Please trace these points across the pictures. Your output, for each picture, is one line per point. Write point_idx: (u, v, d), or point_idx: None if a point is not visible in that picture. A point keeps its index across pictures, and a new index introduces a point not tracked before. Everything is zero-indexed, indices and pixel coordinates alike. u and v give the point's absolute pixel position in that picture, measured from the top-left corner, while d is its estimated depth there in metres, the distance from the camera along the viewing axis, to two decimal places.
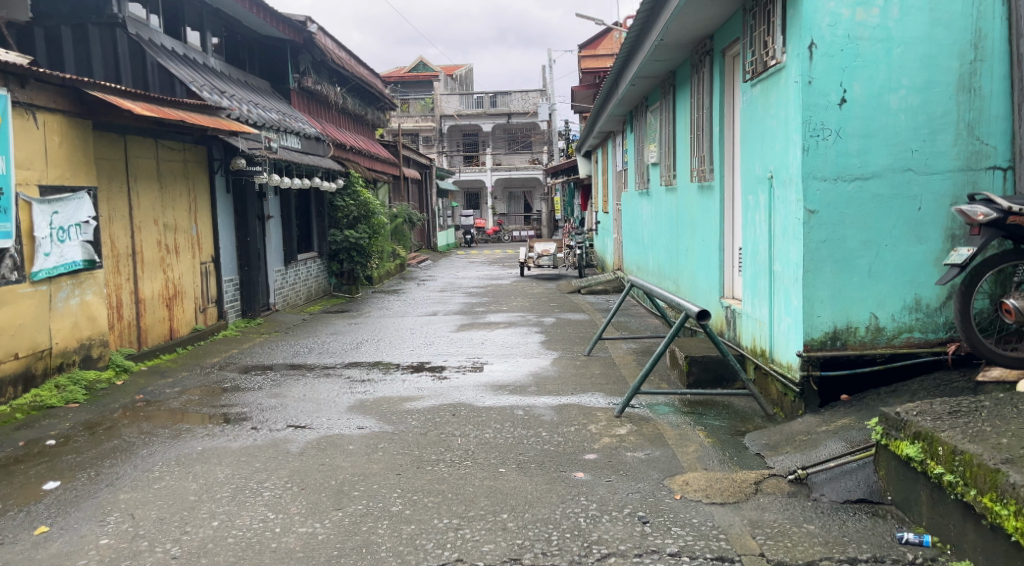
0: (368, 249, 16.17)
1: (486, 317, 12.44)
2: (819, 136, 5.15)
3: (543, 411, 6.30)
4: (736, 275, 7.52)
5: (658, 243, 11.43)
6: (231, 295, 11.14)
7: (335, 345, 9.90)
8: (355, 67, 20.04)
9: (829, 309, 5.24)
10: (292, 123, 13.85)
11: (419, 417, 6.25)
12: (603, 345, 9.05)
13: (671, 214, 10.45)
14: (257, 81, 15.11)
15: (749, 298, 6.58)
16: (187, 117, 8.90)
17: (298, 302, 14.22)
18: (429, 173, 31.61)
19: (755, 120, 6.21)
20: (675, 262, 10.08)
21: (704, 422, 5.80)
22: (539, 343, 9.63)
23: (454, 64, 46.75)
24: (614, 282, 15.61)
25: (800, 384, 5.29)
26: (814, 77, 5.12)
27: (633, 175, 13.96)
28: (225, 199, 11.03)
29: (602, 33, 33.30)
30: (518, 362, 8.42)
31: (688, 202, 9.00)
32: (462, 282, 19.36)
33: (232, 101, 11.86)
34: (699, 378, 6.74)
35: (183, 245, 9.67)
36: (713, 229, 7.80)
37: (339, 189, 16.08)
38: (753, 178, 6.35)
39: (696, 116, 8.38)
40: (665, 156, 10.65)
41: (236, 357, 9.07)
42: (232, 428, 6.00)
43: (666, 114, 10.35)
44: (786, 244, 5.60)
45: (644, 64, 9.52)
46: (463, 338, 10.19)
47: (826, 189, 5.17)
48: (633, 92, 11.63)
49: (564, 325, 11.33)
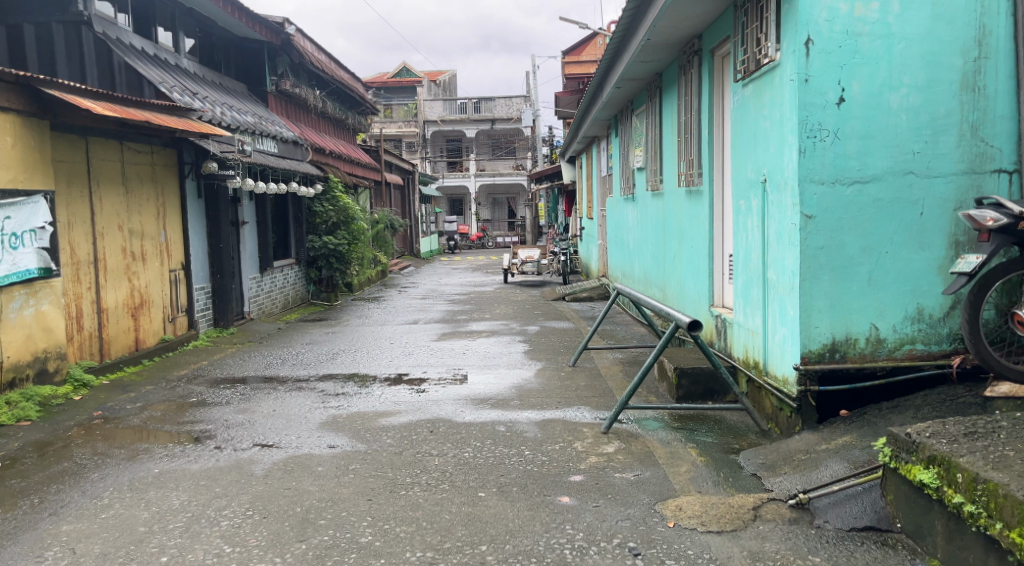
0: (347, 256, 15.86)
1: (468, 326, 12.08)
2: (816, 137, 4.84)
3: (526, 427, 5.96)
4: (726, 283, 7.21)
5: (644, 250, 11.13)
6: (203, 304, 10.75)
7: (310, 356, 9.52)
8: (335, 70, 19.68)
9: (827, 320, 4.93)
10: (268, 127, 13.49)
11: (394, 435, 5.89)
12: (588, 356, 8.72)
13: (657, 220, 10.14)
14: (233, 84, 14.72)
15: (741, 307, 6.27)
16: (153, 119, 8.55)
17: (274, 310, 13.85)
18: (412, 178, 31.26)
19: (747, 121, 5.90)
20: (662, 268, 9.77)
21: (696, 439, 5.48)
22: (522, 353, 9.29)
23: (438, 70, 46.62)
24: (599, 289, 15.29)
25: (797, 398, 4.97)
26: (810, 75, 4.81)
27: (618, 180, 13.65)
28: (197, 204, 10.64)
29: (586, 39, 33.11)
30: (500, 373, 8.08)
31: (676, 207, 8.70)
32: (445, 289, 18.99)
33: (204, 103, 11.46)
34: (690, 391, 6.43)
35: (151, 253, 9.32)
36: (702, 235, 7.50)
37: (317, 195, 15.72)
38: (745, 181, 6.04)
39: (684, 119, 8.08)
40: (651, 160, 10.36)
41: (204, 370, 8.68)
42: (194, 448, 5.64)
43: (652, 117, 10.06)
44: (781, 250, 5.29)
45: (629, 66, 9.23)
46: (444, 348, 9.83)
47: (824, 192, 4.86)
48: (618, 94, 11.35)
49: (548, 334, 10.99)
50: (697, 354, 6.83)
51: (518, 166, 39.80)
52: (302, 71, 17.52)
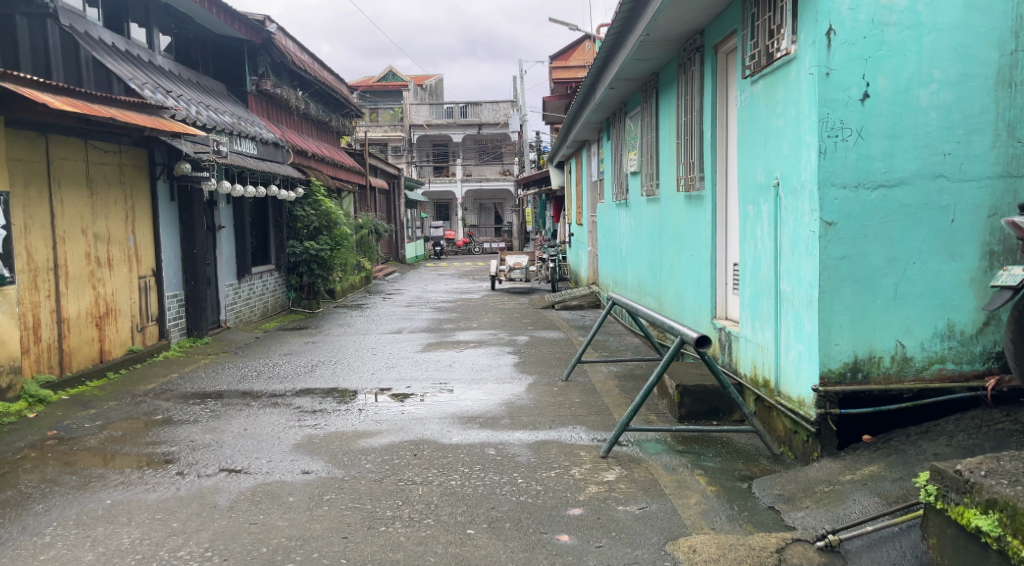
0: (329, 262, 15.34)
1: (454, 336, 11.61)
2: (838, 137, 4.41)
3: (517, 450, 5.50)
4: (730, 293, 6.78)
5: (638, 258, 10.69)
6: (175, 312, 10.23)
7: (287, 368, 9.01)
8: (319, 71, 19.21)
9: (849, 336, 4.50)
10: (247, 127, 13.00)
11: (374, 459, 5.41)
12: (582, 369, 8.27)
13: (653, 226, 9.72)
14: (211, 83, 14.22)
15: (749, 320, 5.84)
16: (120, 116, 8.13)
17: (252, 318, 13.31)
18: (397, 183, 30.79)
19: (757, 121, 5.47)
20: (658, 276, 9.35)
21: (702, 464, 5.04)
22: (512, 365, 8.83)
23: (425, 75, 46.31)
24: (590, 297, 14.83)
25: (816, 422, 4.52)
26: (832, 69, 4.38)
27: (610, 185, 13.23)
28: (169, 207, 10.14)
29: (574, 44, 32.79)
30: (488, 388, 7.62)
31: (674, 212, 8.28)
32: (431, 296, 18.48)
33: (178, 102, 10.95)
34: (692, 411, 6.02)
35: (118, 258, 8.86)
36: (704, 242, 7.08)
37: (299, 198, 15.23)
38: (753, 185, 5.61)
39: (684, 119, 7.66)
40: (647, 163, 9.94)
41: (174, 384, 8.18)
42: (154, 474, 5.16)
43: (648, 119, 9.65)
44: (796, 260, 4.87)
45: (624, 64, 8.82)
46: (429, 359, 9.35)
47: (846, 197, 4.44)
48: (611, 96, 10.94)
49: (538, 344, 10.54)
50: (699, 370, 6.40)
51: (505, 172, 39.39)
52: (283, 71, 17.03)
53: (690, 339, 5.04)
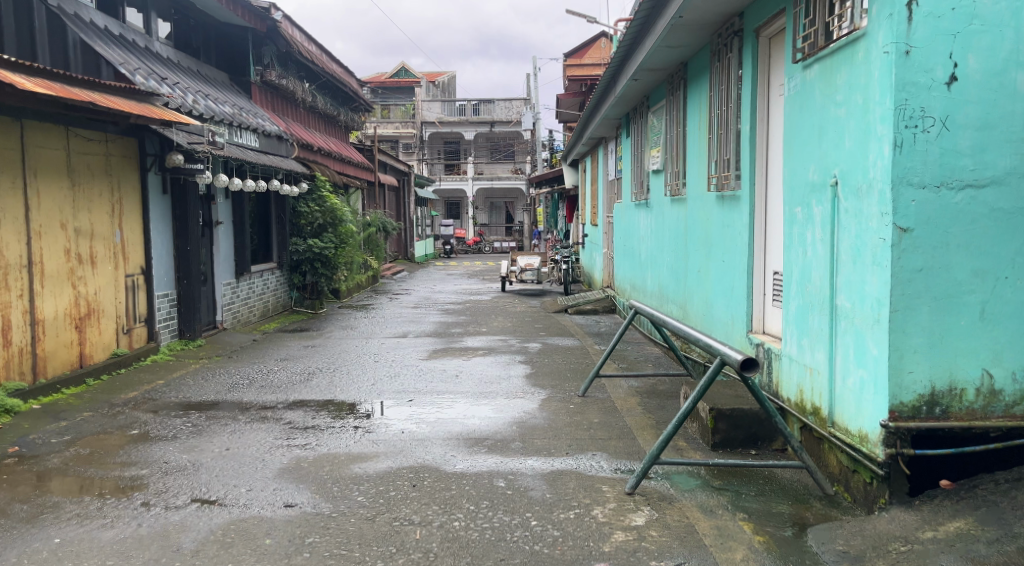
0: (334, 261, 14.67)
1: (462, 341, 10.95)
2: (917, 127, 3.76)
3: (530, 483, 4.84)
4: (769, 305, 6.12)
5: (660, 262, 10.01)
6: (166, 313, 9.59)
7: (281, 376, 8.36)
8: (327, 62, 18.55)
9: (925, 363, 3.82)
10: (248, 119, 12.41)
11: (366, 491, 4.76)
12: (600, 384, 7.59)
13: (677, 229, 9.05)
14: (213, 73, 13.61)
15: (794, 338, 5.16)
16: (101, 100, 7.53)
17: (251, 319, 12.67)
18: (407, 180, 30.15)
19: (809, 111, 4.82)
20: (683, 282, 8.69)
21: (745, 505, 4.37)
22: (523, 376, 8.17)
23: (437, 72, 45.73)
24: (605, 302, 14.16)
25: (885, 464, 3.84)
26: (912, 46, 3.74)
27: (628, 183, 12.57)
28: (162, 201, 9.52)
29: (589, 41, 32.11)
30: (498, 404, 6.95)
31: (703, 214, 7.62)
32: (439, 297, 17.82)
33: (174, 90, 10.36)
34: (728, 438, 5.36)
35: (102, 255, 8.24)
36: (739, 247, 6.42)
37: (302, 194, 14.62)
38: (803, 184, 4.94)
39: (718, 112, 7.01)
40: (671, 161, 9.26)
41: (158, 392, 7.56)
42: (116, 504, 4.53)
43: (675, 113, 9.00)
44: (858, 270, 4.19)
45: (650, 53, 8.16)
46: (435, 368, 8.69)
47: (926, 199, 3.77)
48: (633, 89, 10.28)
49: (552, 353, 9.87)
50: (734, 391, 5.74)
51: (516, 170, 38.72)
52: (289, 62, 16.41)
53: (736, 361, 4.38)
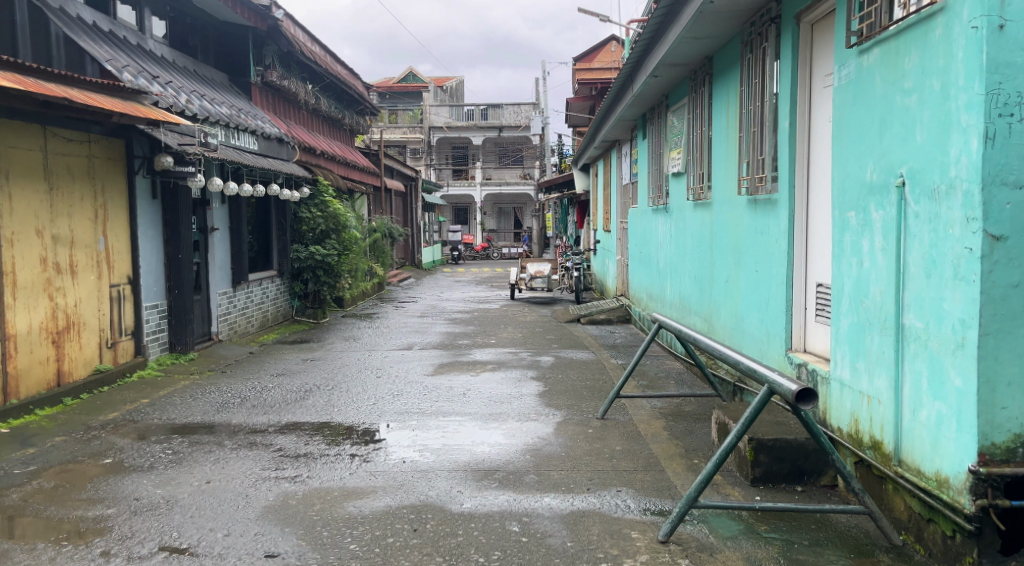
0: (337, 268, 14.05)
1: (470, 354, 10.36)
2: (1012, 116, 3.24)
3: (548, 527, 4.26)
4: (811, 320, 5.54)
5: (682, 271, 9.40)
6: (156, 325, 9.02)
7: (276, 395, 7.78)
8: (330, 64, 17.99)
9: (1020, 397, 3.30)
10: (246, 121, 11.88)
11: (360, 537, 4.18)
12: (620, 405, 7.00)
13: (701, 235, 8.47)
14: (212, 73, 13.07)
15: (847, 361, 4.55)
16: (81, 97, 6.96)
17: (249, 330, 12.11)
18: (414, 185, 29.57)
19: (865, 103, 4.24)
20: (708, 292, 8.10)
21: (798, 559, 3.78)
22: (536, 395, 7.58)
23: (444, 77, 45.20)
24: (619, 312, 13.54)
25: (975, 518, 3.33)
26: (1007, 20, 3.23)
27: (645, 188, 11.97)
28: (151, 206, 8.97)
29: (599, 44, 31.59)
30: (509, 428, 6.36)
31: (733, 219, 7.04)
32: (446, 305, 17.23)
33: (168, 89, 9.82)
34: (770, 472, 4.77)
35: (83, 264, 7.68)
36: (776, 256, 5.85)
37: (304, 199, 13.98)
38: (858, 186, 4.34)
39: (749, 107, 6.43)
40: (695, 162, 8.67)
41: (141, 413, 6.99)
42: (71, 555, 3.97)
43: (699, 112, 8.41)
44: (932, 286, 3.60)
45: (673, 47, 7.58)
46: (441, 385, 8.10)
47: (1021, 201, 3.26)
48: (651, 87, 9.69)
49: (566, 368, 9.26)
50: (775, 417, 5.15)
51: (525, 175, 38.11)
52: (292, 63, 15.87)
53: (790, 392, 3.78)
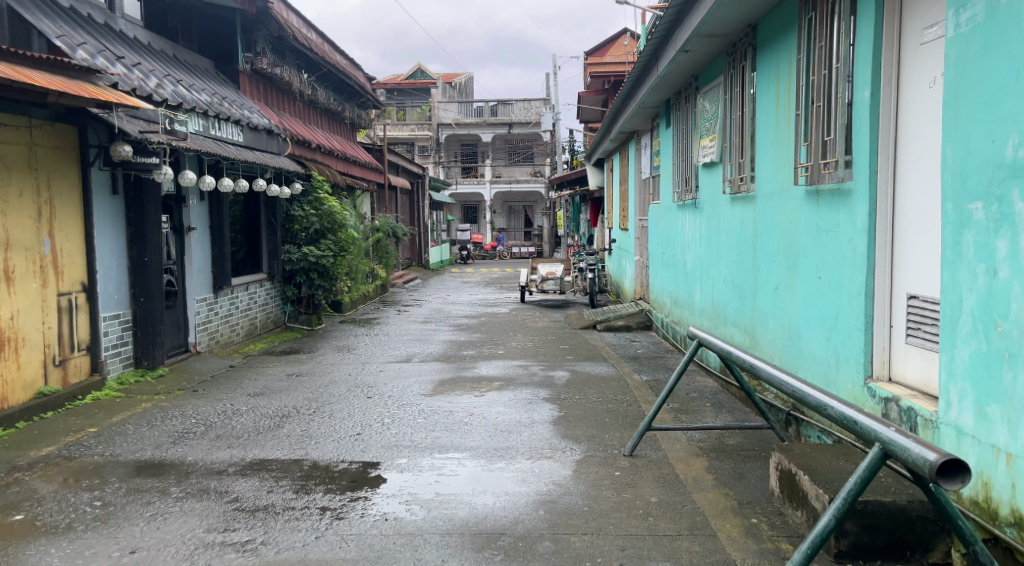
0: (332, 271, 12.90)
1: (475, 368, 9.26)
2: None
3: None
4: (896, 341, 4.46)
5: (715, 275, 8.28)
6: (118, 338, 7.92)
7: (247, 422, 6.68)
8: (329, 53, 16.87)
9: None
10: (231, 109, 10.82)
11: None
12: (651, 438, 5.90)
13: (739, 233, 7.36)
14: (198, 59, 12.01)
15: (968, 403, 3.46)
16: (11, 72, 5.91)
17: (234, 339, 11.02)
18: (422, 183, 28.47)
19: (1003, 53, 3.24)
20: (749, 300, 7.01)
21: None
22: (549, 423, 6.47)
23: (453, 73, 44.10)
24: (639, 318, 12.39)
25: None
26: None
27: (669, 181, 10.83)
28: (112, 203, 7.87)
29: (611, 37, 30.41)
30: (518, 470, 5.26)
31: (786, 215, 5.95)
32: (452, 309, 16.12)
33: (135, 72, 8.69)
34: (861, 545, 3.64)
35: (21, 269, 6.62)
36: (850, 261, 4.76)
37: (296, 196, 12.82)
38: (989, 166, 3.31)
39: (812, 79, 5.33)
40: (733, 149, 7.53)
41: (82, 446, 5.90)
42: None
43: (740, 91, 7.30)
44: None
45: (712, 13, 6.46)
46: (439, 410, 6.97)
47: None
48: (681, 66, 8.56)
49: (584, 385, 8.15)
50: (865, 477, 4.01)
51: (536, 173, 36.92)
52: (287, 51, 14.71)
53: (928, 464, 2.71)
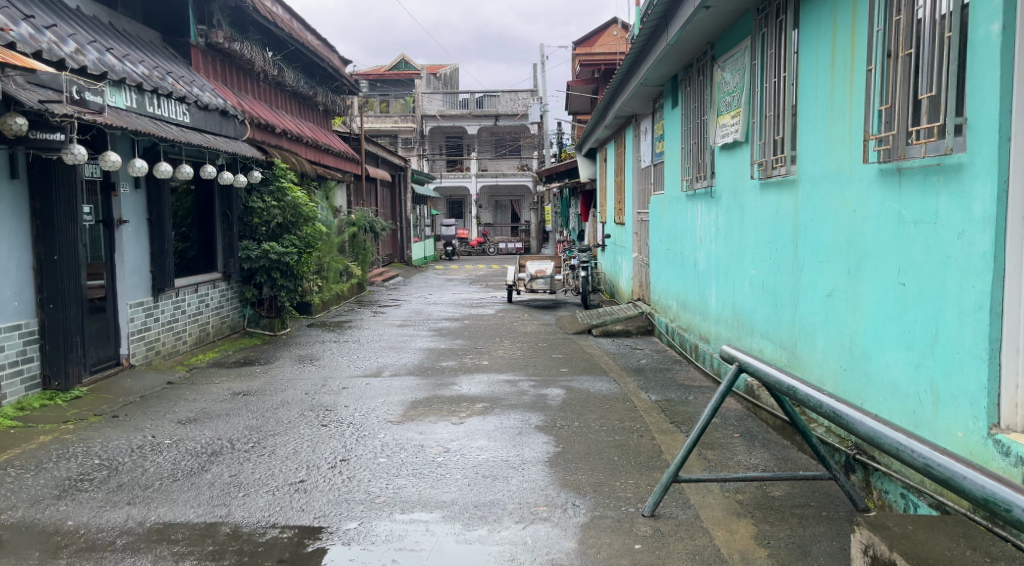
0: (296, 270, 11.35)
1: (455, 383, 7.93)
2: None
3: None
4: None
5: (737, 277, 6.97)
6: (18, 354, 6.55)
7: (164, 462, 5.32)
8: (299, 31, 15.46)
9: None
10: (177, 86, 9.44)
11: None
12: (676, 489, 4.61)
13: (771, 224, 6.07)
14: (144, 31, 10.61)
15: None
16: None
17: (180, 348, 9.62)
18: (404, 177, 27.04)
19: None
20: (786, 307, 5.72)
21: None
22: (543, 464, 5.14)
23: (439, 64, 42.62)
24: (640, 322, 11.08)
25: None
26: None
27: (675, 168, 9.53)
28: (11, 189, 6.49)
29: (602, 26, 29.00)
30: (504, 541, 3.96)
31: (846, 200, 4.66)
32: (433, 310, 14.77)
33: (47, 34, 7.30)
34: None
35: None
36: (960, 263, 3.47)
37: (255, 185, 11.40)
38: None
39: (895, 21, 4.04)
40: (764, 125, 6.22)
41: None
42: None
43: (773, 52, 6.00)
44: None
45: None
46: (408, 445, 5.62)
47: None
48: (696, 30, 7.26)
49: (584, 406, 6.84)
50: None
51: (523, 166, 35.55)
52: (249, 26, 13.30)
53: None
